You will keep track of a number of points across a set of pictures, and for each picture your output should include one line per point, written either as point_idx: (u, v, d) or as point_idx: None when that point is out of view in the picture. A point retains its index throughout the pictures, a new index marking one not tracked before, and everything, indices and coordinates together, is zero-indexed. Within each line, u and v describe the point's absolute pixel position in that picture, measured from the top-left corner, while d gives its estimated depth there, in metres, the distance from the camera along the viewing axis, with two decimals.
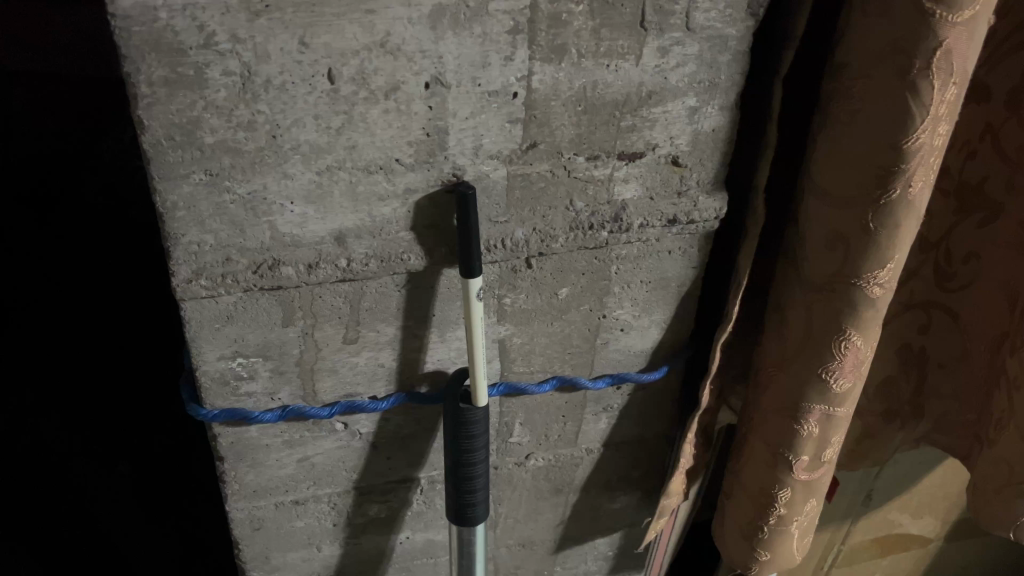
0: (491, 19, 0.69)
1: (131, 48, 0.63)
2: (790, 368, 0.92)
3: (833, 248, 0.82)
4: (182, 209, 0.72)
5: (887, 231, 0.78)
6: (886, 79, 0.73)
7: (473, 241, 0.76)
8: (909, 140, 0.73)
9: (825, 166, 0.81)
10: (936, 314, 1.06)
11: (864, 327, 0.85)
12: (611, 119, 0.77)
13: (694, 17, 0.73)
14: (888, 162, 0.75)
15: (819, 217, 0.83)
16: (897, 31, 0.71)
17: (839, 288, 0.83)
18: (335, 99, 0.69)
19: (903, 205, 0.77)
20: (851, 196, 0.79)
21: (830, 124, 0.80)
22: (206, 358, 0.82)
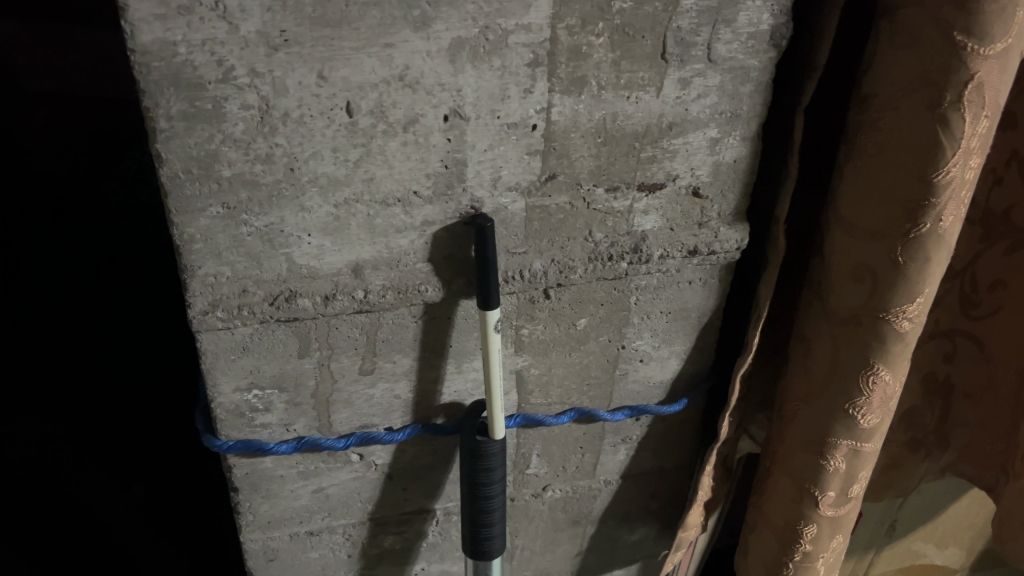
0: (511, 51, 0.68)
1: (150, 83, 0.63)
2: (816, 401, 0.90)
3: (860, 281, 0.81)
4: (199, 242, 0.72)
5: (917, 265, 0.77)
6: (915, 111, 0.72)
7: (492, 273, 0.76)
8: (939, 173, 0.72)
9: (851, 198, 0.80)
10: (961, 343, 1.04)
11: (894, 362, 0.83)
12: (631, 150, 0.76)
13: (716, 48, 0.72)
14: (917, 194, 0.74)
15: (846, 249, 0.81)
16: (927, 64, 0.69)
17: (868, 322, 0.81)
18: (354, 132, 0.69)
19: (934, 239, 0.75)
20: (878, 228, 0.78)
21: (855, 155, 0.78)
22: (222, 389, 0.81)
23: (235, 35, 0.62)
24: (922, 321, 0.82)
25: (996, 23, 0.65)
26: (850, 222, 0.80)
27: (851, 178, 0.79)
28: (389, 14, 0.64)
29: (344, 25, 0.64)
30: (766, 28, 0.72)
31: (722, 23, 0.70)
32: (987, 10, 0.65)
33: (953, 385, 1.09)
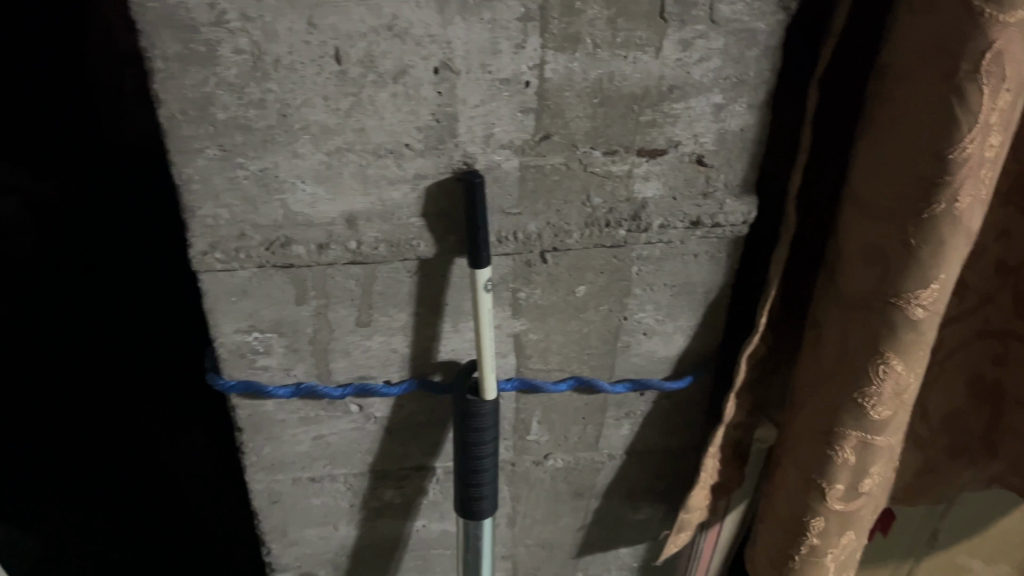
0: (501, 5, 0.67)
1: (146, 23, 0.65)
2: (825, 389, 0.87)
3: (870, 264, 0.77)
4: (197, 184, 0.74)
5: (930, 249, 0.72)
6: (929, 84, 0.67)
7: (481, 230, 0.76)
8: (955, 150, 0.67)
9: (863, 177, 0.76)
10: (1009, 342, 0.97)
11: (906, 352, 0.79)
12: (629, 112, 0.74)
13: (719, 9, 0.69)
14: (931, 172, 0.69)
15: (858, 230, 0.77)
16: (943, 32, 0.65)
17: (877, 308, 0.77)
18: (344, 81, 0.70)
19: (949, 221, 0.71)
20: (891, 208, 0.73)
21: (870, 130, 0.74)
22: (224, 330, 0.84)
23: None
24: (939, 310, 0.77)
25: None
26: (862, 201, 0.76)
27: (865, 155, 0.75)
28: None
29: None
30: None
31: None
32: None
33: (1003, 390, 1.01)
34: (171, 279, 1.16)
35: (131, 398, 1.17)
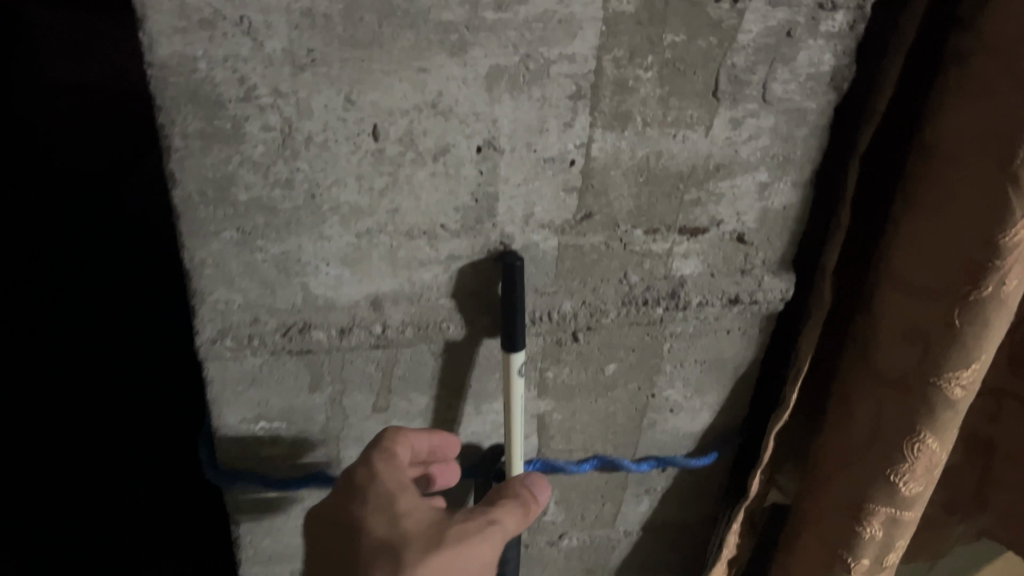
0: (552, 83, 0.64)
1: (166, 99, 0.59)
2: (855, 465, 0.85)
3: (910, 343, 0.76)
4: (211, 268, 0.68)
5: (974, 331, 0.71)
6: (983, 167, 0.66)
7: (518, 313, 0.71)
8: (1007, 235, 0.66)
9: (905, 254, 0.75)
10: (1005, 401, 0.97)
11: (942, 430, 0.78)
12: (674, 191, 0.71)
13: (772, 88, 0.67)
14: (980, 256, 0.68)
15: (898, 308, 0.76)
16: (1001, 117, 0.64)
17: (916, 388, 0.76)
18: (380, 159, 0.65)
19: (996, 304, 0.70)
20: (935, 288, 0.72)
21: (914, 209, 0.73)
22: (229, 421, 0.77)
23: (259, 52, 0.58)
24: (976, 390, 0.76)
25: None
26: (904, 281, 0.75)
27: (908, 234, 0.74)
28: (425, 37, 0.60)
29: (376, 46, 0.60)
30: (827, 69, 0.67)
31: (780, 62, 0.66)
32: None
33: (994, 447, 1.01)
34: (152, 266, 1.29)
35: (120, 397, 1.26)
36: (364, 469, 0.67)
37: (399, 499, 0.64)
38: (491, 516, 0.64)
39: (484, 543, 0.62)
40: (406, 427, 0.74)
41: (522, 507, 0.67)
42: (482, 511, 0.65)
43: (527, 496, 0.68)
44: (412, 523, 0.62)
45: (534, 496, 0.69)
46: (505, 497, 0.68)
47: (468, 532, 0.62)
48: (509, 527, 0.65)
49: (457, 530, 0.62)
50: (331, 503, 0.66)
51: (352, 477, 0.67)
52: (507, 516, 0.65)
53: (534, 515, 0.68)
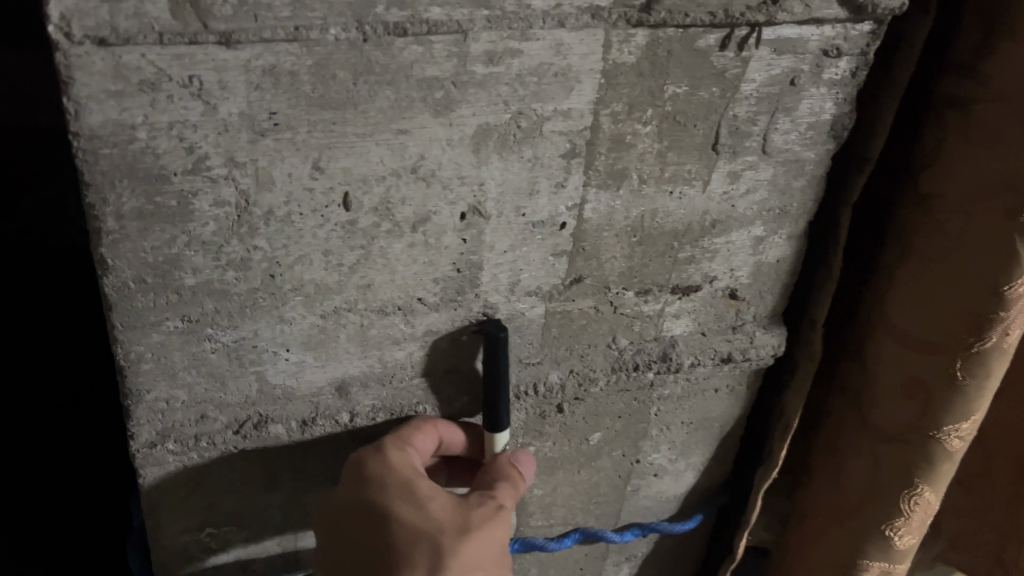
0: (545, 140, 0.57)
1: (98, 174, 0.49)
2: (847, 519, 0.81)
3: (906, 395, 0.73)
4: (149, 362, 0.57)
5: (974, 382, 0.69)
6: (989, 217, 0.64)
7: (500, 389, 0.62)
8: (1012, 286, 0.64)
9: (902, 304, 0.72)
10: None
11: (937, 481, 0.75)
12: (668, 250, 0.65)
13: (772, 139, 0.62)
14: (985, 309, 0.65)
15: (892, 359, 0.74)
16: (1006, 165, 0.62)
17: (915, 441, 0.73)
18: (351, 233, 0.56)
19: (997, 354, 0.67)
20: (935, 340, 0.69)
21: (908, 258, 0.70)
22: (167, 532, 0.67)
23: (211, 117, 0.49)
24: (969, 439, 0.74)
25: None
26: (898, 331, 0.72)
27: (902, 282, 0.71)
28: (406, 95, 0.52)
29: (349, 106, 0.51)
30: (828, 117, 0.63)
31: (782, 112, 0.61)
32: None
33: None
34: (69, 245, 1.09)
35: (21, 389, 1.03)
36: (370, 456, 0.58)
37: (420, 483, 0.56)
38: (498, 497, 0.57)
39: (504, 527, 0.55)
40: (433, 418, 0.65)
41: (517, 488, 0.60)
42: (486, 493, 0.58)
43: (513, 475, 0.61)
44: (440, 506, 0.55)
45: (520, 473, 0.62)
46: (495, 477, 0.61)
47: (489, 519, 0.54)
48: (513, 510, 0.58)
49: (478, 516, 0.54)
50: (346, 492, 0.57)
51: (360, 467, 0.57)
52: (509, 496, 0.59)
53: (521, 493, 0.61)
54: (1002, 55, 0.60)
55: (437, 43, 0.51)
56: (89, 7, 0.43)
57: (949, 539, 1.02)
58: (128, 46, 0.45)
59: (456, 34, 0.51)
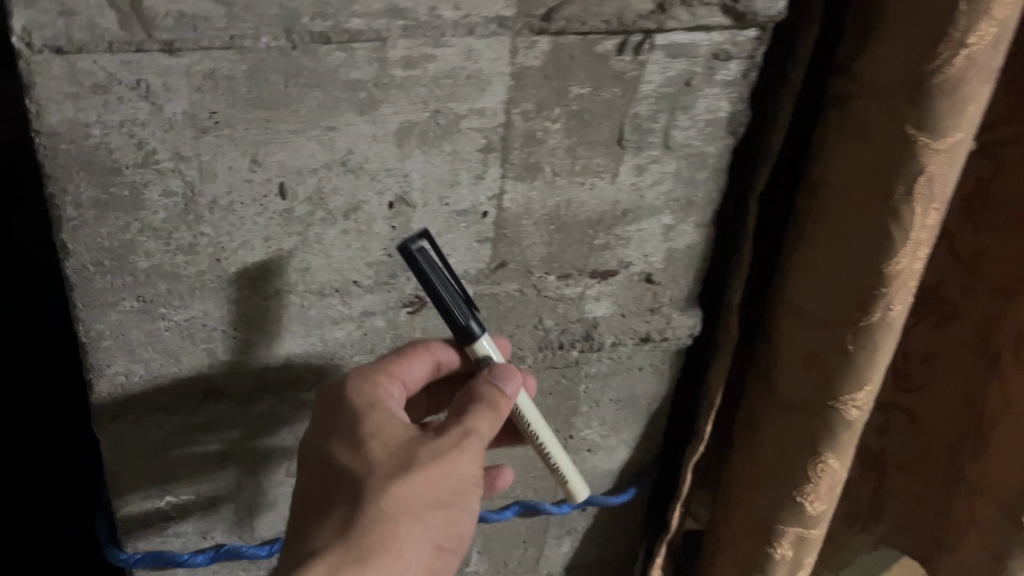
0: (462, 136, 0.64)
1: (57, 168, 0.55)
2: (767, 488, 0.88)
3: (810, 367, 0.80)
4: (109, 339, 0.64)
5: (863, 354, 0.75)
6: (867, 202, 0.71)
7: (439, 296, 0.59)
8: (889, 265, 0.71)
9: (803, 285, 0.79)
10: (894, 415, 1.02)
11: (843, 449, 0.82)
12: (584, 237, 0.72)
13: (673, 135, 0.69)
14: (866, 284, 0.73)
15: (797, 335, 0.81)
16: (879, 154, 0.69)
17: (817, 410, 0.80)
18: (289, 220, 0.63)
19: (882, 329, 0.74)
20: (830, 316, 0.77)
21: (809, 241, 0.78)
22: (130, 499, 0.73)
23: (158, 116, 0.56)
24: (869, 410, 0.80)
25: (946, 117, 0.65)
26: (803, 309, 0.80)
27: (804, 264, 0.79)
28: (333, 96, 0.59)
29: (282, 106, 0.58)
30: (724, 115, 0.69)
31: (681, 110, 0.68)
32: (943, 103, 0.64)
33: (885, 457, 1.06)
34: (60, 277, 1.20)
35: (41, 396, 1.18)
36: (341, 391, 0.59)
37: (366, 420, 0.56)
38: (464, 427, 0.56)
39: (458, 461, 0.54)
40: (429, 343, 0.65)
41: (497, 416, 0.58)
42: (451, 423, 0.56)
43: (496, 399, 0.58)
44: (381, 443, 0.54)
45: (504, 393, 0.59)
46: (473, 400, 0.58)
47: (437, 456, 0.53)
48: (485, 438, 0.56)
49: (424, 453, 0.53)
50: (309, 435, 0.57)
51: (332, 399, 0.58)
52: (483, 425, 0.56)
53: (502, 414, 0.58)
54: (876, 58, 0.68)
55: (358, 49, 0.57)
56: (46, 20, 0.50)
57: (892, 520, 1.09)
58: (82, 54, 0.52)
59: (375, 42, 0.57)
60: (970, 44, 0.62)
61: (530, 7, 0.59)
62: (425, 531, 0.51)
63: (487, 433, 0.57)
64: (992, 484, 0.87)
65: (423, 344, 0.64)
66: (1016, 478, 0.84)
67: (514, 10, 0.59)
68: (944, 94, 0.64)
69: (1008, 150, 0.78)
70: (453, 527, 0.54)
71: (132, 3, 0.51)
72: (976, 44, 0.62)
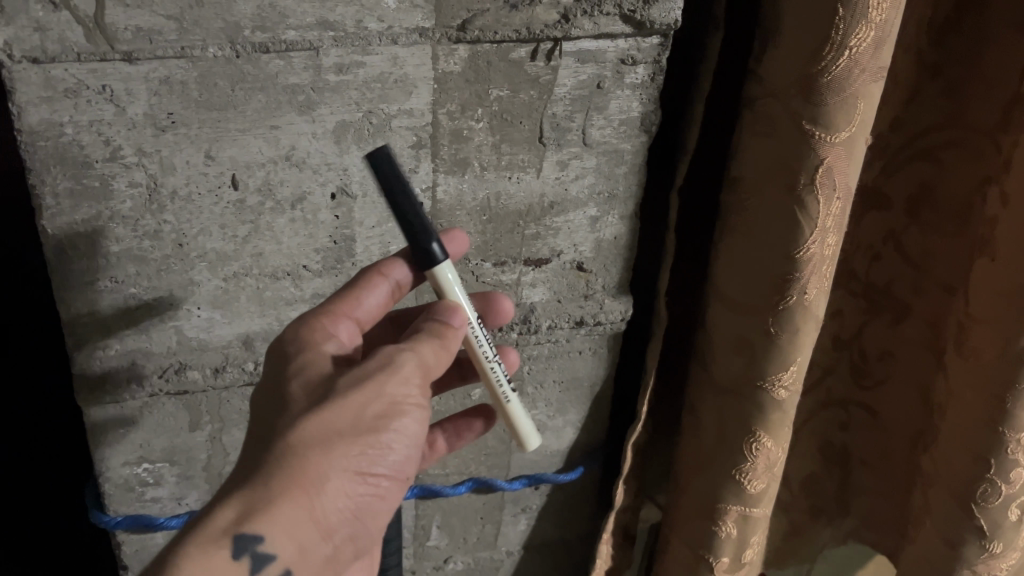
0: (394, 134, 0.72)
1: (36, 162, 0.65)
2: (706, 469, 0.85)
3: (740, 351, 0.77)
4: (87, 315, 0.73)
5: (786, 335, 0.73)
6: (774, 195, 0.69)
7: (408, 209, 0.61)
8: (801, 251, 0.68)
9: (729, 272, 0.76)
10: (852, 409, 0.94)
11: (776, 429, 0.79)
12: (515, 227, 0.80)
13: (590, 133, 0.77)
14: (782, 269, 0.70)
15: (725, 323, 0.77)
16: (781, 151, 0.67)
17: (746, 392, 0.78)
18: (241, 209, 0.71)
19: (802, 310, 0.72)
20: (753, 301, 0.74)
21: (731, 229, 0.74)
22: (111, 464, 0.81)
23: (121, 117, 0.65)
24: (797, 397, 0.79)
25: (838, 111, 0.63)
26: (727, 292, 0.76)
27: (735, 246, 0.74)
28: (275, 99, 0.67)
29: (230, 108, 0.67)
30: (636, 115, 0.77)
31: (595, 111, 0.75)
32: (831, 99, 0.62)
33: (850, 456, 0.97)
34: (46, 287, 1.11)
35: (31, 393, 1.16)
36: (293, 331, 0.62)
37: (295, 358, 0.60)
38: (397, 353, 0.58)
39: (380, 386, 0.56)
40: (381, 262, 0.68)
41: (439, 340, 0.60)
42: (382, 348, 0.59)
43: (441, 327, 0.61)
44: (302, 384, 0.57)
45: (449, 324, 0.61)
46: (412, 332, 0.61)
47: (356, 384, 0.55)
48: (421, 357, 0.58)
49: (344, 385, 0.55)
50: (258, 385, 0.60)
51: (283, 337, 0.62)
52: (420, 348, 0.59)
53: (448, 345, 0.61)
54: (775, 53, 0.65)
55: (294, 57, 0.66)
56: (23, 34, 0.60)
57: (860, 516, 1.00)
58: (55, 63, 0.61)
59: (309, 51, 0.66)
60: (854, 43, 0.60)
61: (447, 19, 0.68)
62: (343, 463, 0.53)
63: (425, 358, 0.58)
64: (942, 475, 0.82)
65: (377, 272, 0.67)
66: (964, 465, 0.78)
67: (433, 21, 0.67)
68: (832, 91, 0.62)
69: (950, 155, 0.77)
70: (382, 455, 0.56)
71: (96, 19, 0.60)
72: (860, 42, 0.60)
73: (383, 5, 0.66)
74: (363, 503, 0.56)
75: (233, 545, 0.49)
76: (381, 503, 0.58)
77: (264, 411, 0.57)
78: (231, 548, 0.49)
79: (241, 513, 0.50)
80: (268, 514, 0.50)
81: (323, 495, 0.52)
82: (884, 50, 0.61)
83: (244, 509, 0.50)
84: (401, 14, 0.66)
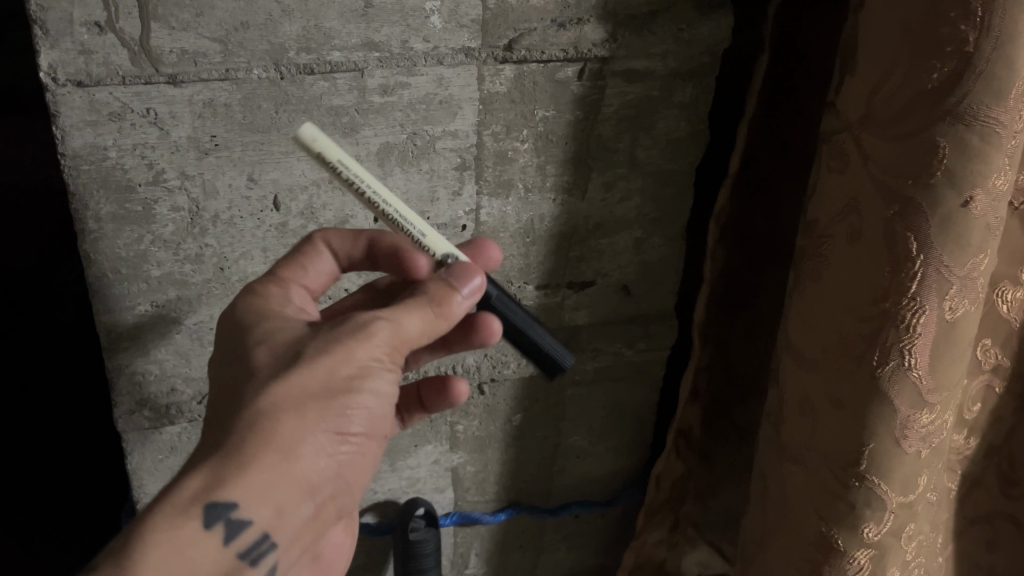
0: (439, 156, 0.70)
1: (79, 186, 0.64)
2: (774, 554, 0.72)
3: (809, 418, 0.66)
4: (125, 340, 0.72)
5: (853, 415, 0.60)
6: (852, 240, 0.59)
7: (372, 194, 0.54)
8: (885, 309, 0.57)
9: (802, 331, 0.66)
10: (998, 524, 0.73)
11: (852, 529, 0.63)
12: (559, 249, 0.78)
13: (637, 153, 0.75)
14: (862, 331, 0.59)
15: (796, 383, 0.68)
16: (856, 187, 0.58)
17: (819, 471, 0.65)
18: (284, 232, 0.71)
19: (887, 382, 0.58)
20: (826, 364, 0.63)
21: (808, 283, 0.65)
22: (148, 489, 0.80)
23: (165, 140, 0.64)
24: (887, 514, 0.62)
25: (920, 145, 0.52)
26: (797, 349, 0.67)
27: (810, 302, 0.65)
28: (318, 121, 0.66)
29: (274, 130, 0.66)
30: (684, 134, 0.75)
31: (642, 131, 0.74)
32: (910, 129, 0.53)
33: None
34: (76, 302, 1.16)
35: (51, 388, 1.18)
36: (262, 303, 0.57)
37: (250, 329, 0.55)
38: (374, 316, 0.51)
39: (350, 352, 0.50)
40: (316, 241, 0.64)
41: (432, 310, 0.53)
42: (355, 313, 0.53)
43: (440, 293, 0.54)
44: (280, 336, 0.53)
45: (454, 290, 0.54)
46: (411, 296, 0.54)
47: (324, 349, 0.50)
48: (407, 329, 0.52)
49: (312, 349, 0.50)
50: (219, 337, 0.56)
51: None
52: (403, 317, 0.52)
53: (439, 322, 0.54)
54: (851, 86, 0.59)
55: (338, 79, 0.65)
56: (68, 57, 0.59)
57: None
58: (100, 87, 0.61)
59: (354, 72, 0.65)
60: (930, 77, 0.51)
61: (493, 39, 0.66)
62: (317, 427, 0.49)
63: (408, 330, 0.52)
64: None
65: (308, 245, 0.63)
66: None
67: (478, 41, 0.66)
68: (912, 119, 0.53)
69: None
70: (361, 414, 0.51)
71: (141, 41, 0.60)
72: (937, 76, 0.51)
73: (429, 25, 0.64)
74: (345, 463, 0.52)
75: (205, 515, 0.44)
76: (362, 461, 0.54)
77: (224, 381, 0.52)
78: (201, 519, 0.44)
79: (212, 479, 0.45)
80: (241, 481, 0.45)
81: (301, 458, 0.48)
82: (978, 92, 0.50)
83: (212, 476, 0.45)
84: (446, 34, 0.65)
